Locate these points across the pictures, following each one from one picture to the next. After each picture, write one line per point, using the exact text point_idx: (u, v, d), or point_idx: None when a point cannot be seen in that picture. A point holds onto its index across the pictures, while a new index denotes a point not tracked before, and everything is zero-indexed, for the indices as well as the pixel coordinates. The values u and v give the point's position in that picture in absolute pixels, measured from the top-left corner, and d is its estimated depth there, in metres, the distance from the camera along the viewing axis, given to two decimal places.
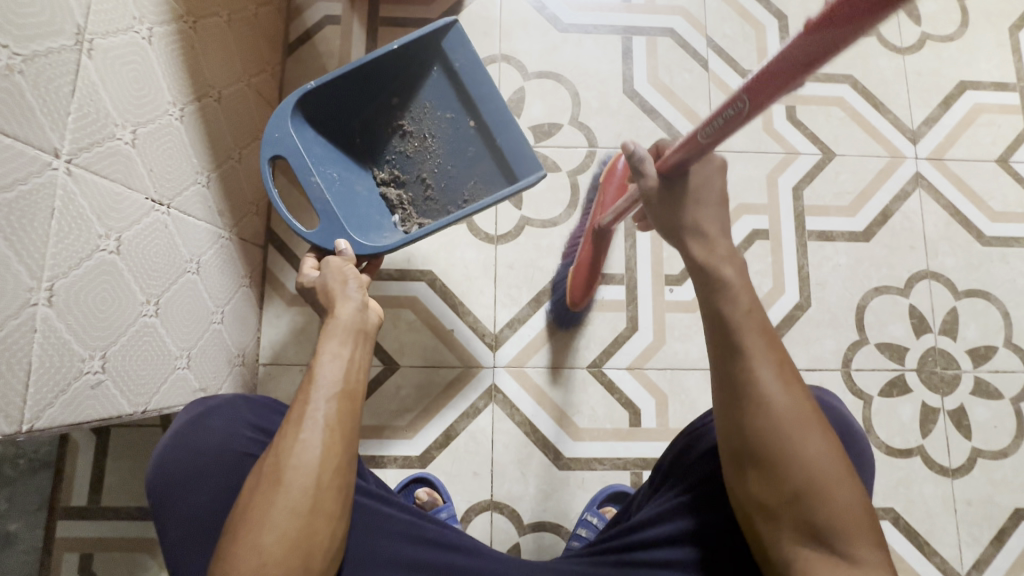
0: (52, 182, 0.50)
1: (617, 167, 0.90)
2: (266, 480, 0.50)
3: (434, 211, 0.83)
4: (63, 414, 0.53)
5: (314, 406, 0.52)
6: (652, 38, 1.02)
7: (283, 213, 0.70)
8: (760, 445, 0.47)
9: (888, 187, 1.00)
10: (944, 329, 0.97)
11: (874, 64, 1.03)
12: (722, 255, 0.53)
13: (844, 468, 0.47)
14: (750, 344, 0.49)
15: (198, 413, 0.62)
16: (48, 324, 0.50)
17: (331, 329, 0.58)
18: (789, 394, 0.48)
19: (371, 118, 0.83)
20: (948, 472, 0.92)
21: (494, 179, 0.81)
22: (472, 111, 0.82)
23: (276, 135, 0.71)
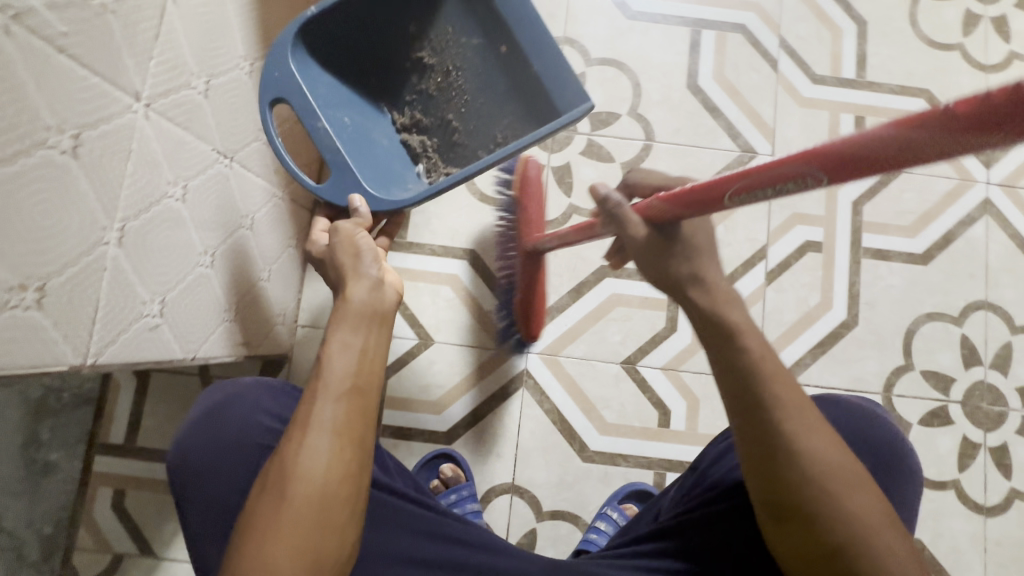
0: (132, 125, 0.51)
1: (527, 175, 0.86)
2: (271, 487, 0.47)
3: (462, 156, 0.75)
4: (122, 352, 0.54)
5: (320, 408, 0.48)
6: (722, 33, 0.99)
7: (289, 166, 0.63)
8: (800, 497, 0.46)
9: (953, 210, 0.96)
10: (995, 363, 0.93)
11: (954, 81, 0.99)
12: (725, 299, 0.50)
13: (889, 516, 0.46)
14: (779, 393, 0.47)
15: (218, 400, 0.63)
16: (117, 264, 0.51)
17: (342, 313, 0.54)
18: (824, 445, 0.47)
19: (387, 51, 0.75)
20: (982, 509, 0.90)
21: (526, 121, 0.72)
22: (500, 36, 0.71)
23: (276, 75, 0.65)
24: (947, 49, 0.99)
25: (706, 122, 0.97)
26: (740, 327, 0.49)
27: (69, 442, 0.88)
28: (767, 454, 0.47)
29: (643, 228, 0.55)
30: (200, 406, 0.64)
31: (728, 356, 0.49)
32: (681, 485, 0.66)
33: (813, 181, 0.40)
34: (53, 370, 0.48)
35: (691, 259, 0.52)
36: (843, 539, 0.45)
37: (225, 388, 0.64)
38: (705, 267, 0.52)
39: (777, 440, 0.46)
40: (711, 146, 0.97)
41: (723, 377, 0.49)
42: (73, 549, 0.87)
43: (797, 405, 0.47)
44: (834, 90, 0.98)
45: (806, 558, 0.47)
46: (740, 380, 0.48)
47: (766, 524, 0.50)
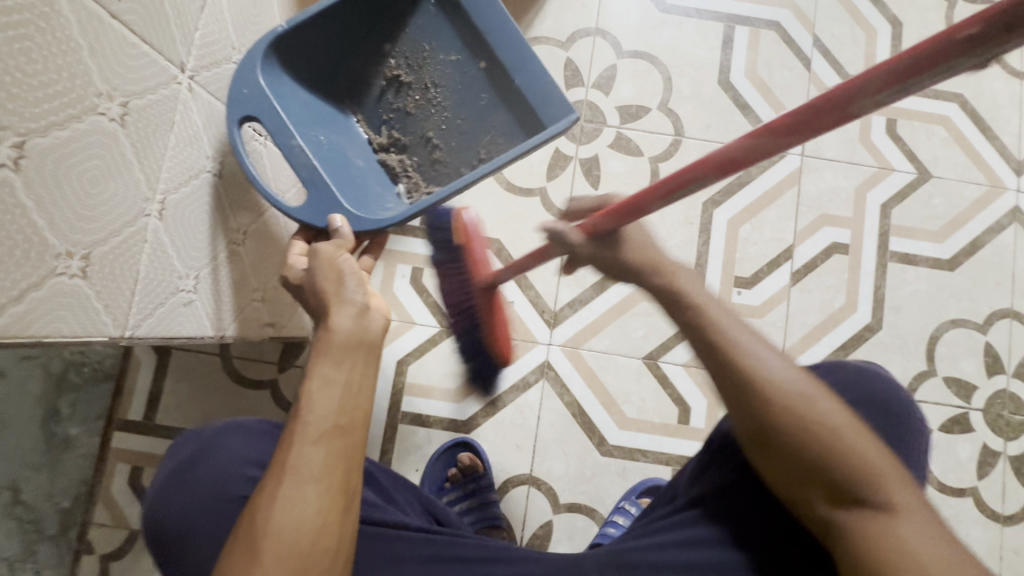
0: (176, 96, 0.50)
1: (468, 227, 0.77)
2: (242, 545, 0.44)
3: (443, 174, 0.73)
4: (158, 327, 0.54)
5: (297, 454, 0.46)
6: (756, 29, 0.98)
7: (263, 186, 0.58)
8: (764, 419, 0.50)
9: (983, 217, 0.95)
10: (1018, 372, 0.93)
11: (988, 86, 0.98)
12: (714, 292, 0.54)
13: (852, 419, 0.49)
14: (736, 326, 0.52)
15: (192, 453, 0.59)
16: (157, 236, 0.51)
17: (324, 346, 0.50)
18: (783, 365, 0.51)
19: (362, 67, 0.72)
20: (999, 518, 0.89)
21: (510, 135, 0.70)
22: (482, 50, 0.70)
23: (246, 91, 0.58)
24: None
25: (736, 119, 0.96)
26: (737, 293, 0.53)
27: (89, 418, 0.87)
28: (731, 391, 0.51)
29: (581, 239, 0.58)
30: (169, 465, 0.60)
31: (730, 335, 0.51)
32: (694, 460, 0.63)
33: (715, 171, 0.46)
34: (93, 342, 0.47)
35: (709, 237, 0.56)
36: (815, 448, 0.48)
37: (202, 433, 0.61)
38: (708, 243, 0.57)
39: (737, 371, 0.50)
40: None
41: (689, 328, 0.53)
42: (88, 524, 0.86)
43: (745, 329, 0.52)
44: None
45: (791, 475, 0.50)
46: (718, 325, 0.52)
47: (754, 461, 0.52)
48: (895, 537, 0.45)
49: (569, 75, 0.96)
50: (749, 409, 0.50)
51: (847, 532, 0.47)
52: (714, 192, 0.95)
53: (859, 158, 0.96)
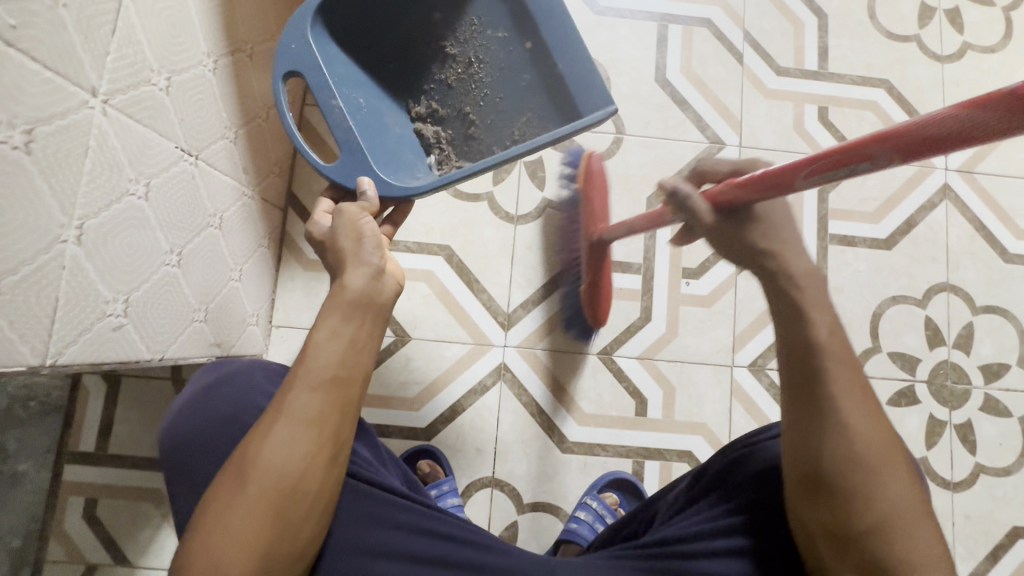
0: (89, 121, 0.50)
1: (591, 171, 0.86)
2: (231, 472, 0.49)
3: (475, 150, 0.75)
4: (84, 352, 0.54)
5: (296, 398, 0.50)
6: (688, 28, 1.01)
7: (299, 143, 0.64)
8: (827, 464, 0.46)
9: (915, 196, 0.99)
10: (958, 343, 0.96)
11: (912, 71, 1.02)
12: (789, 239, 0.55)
13: (922, 507, 0.46)
14: (838, 371, 0.48)
15: (213, 381, 0.63)
16: (76, 262, 0.50)
17: (335, 298, 0.54)
18: (873, 425, 0.47)
19: (409, 36, 0.75)
20: (950, 485, 0.92)
21: (546, 120, 0.72)
22: (528, 30, 0.72)
23: (293, 47, 0.65)
24: (904, 41, 1.02)
25: (675, 114, 0.99)
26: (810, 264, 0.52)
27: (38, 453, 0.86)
28: (809, 431, 0.48)
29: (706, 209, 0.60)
30: (190, 389, 0.63)
31: (802, 360, 0.49)
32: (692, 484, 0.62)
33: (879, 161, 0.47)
34: (11, 371, 0.47)
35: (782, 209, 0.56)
36: (874, 519, 0.45)
37: (228, 365, 0.65)
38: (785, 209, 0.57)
39: (822, 413, 0.47)
40: (680, 138, 0.98)
41: (789, 357, 0.50)
42: (42, 561, 0.85)
43: (849, 381, 0.48)
44: (797, 82, 1.01)
45: (831, 535, 0.47)
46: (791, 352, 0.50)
47: (790, 496, 0.49)
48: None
49: None
50: (819, 450, 0.47)
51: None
52: (657, 187, 0.97)
53: (794, 147, 0.99)
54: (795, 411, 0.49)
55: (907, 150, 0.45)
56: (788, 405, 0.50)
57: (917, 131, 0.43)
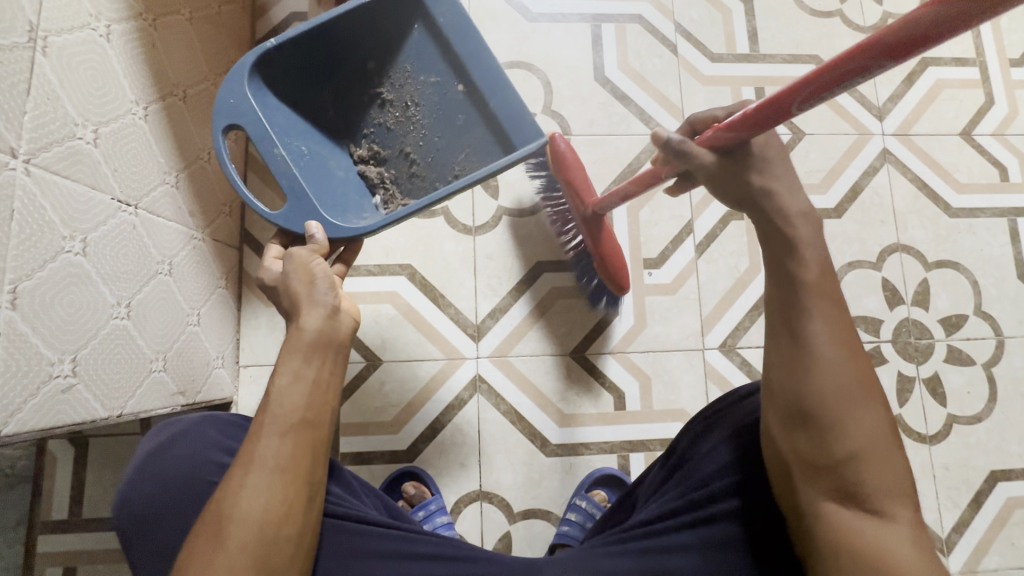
0: (11, 182, 0.49)
1: (562, 153, 0.83)
2: (207, 528, 0.48)
3: (419, 188, 0.75)
4: (33, 419, 0.52)
5: (266, 444, 0.50)
6: (621, 25, 1.03)
7: (243, 192, 0.63)
8: (805, 398, 0.48)
9: (857, 163, 1.02)
10: (917, 300, 0.99)
11: (839, 44, 1.06)
12: (792, 218, 0.52)
13: (893, 434, 0.48)
14: (820, 313, 0.49)
15: (162, 442, 0.61)
16: (13, 326, 0.49)
17: (292, 343, 0.53)
18: (852, 360, 0.49)
19: (344, 85, 0.75)
20: (926, 439, 0.95)
21: (488, 151, 0.71)
22: (460, 72, 0.72)
23: (232, 101, 0.64)
24: (828, 17, 1.06)
25: (618, 110, 1.01)
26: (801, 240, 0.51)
27: (8, 527, 0.83)
28: (791, 371, 0.49)
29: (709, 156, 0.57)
30: (145, 448, 0.61)
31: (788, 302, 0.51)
32: (663, 464, 0.65)
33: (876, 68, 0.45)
34: None
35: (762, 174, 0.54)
36: (851, 448, 0.47)
37: (180, 423, 0.63)
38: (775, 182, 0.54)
39: (804, 352, 0.49)
40: (625, 133, 1.00)
41: (780, 296, 0.51)
42: None
43: (830, 321, 0.49)
44: (732, 66, 1.03)
45: (809, 465, 0.48)
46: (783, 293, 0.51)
47: (773, 431, 0.51)
48: (878, 541, 0.46)
49: None
50: (799, 385, 0.48)
51: (829, 522, 0.48)
52: (609, 183, 0.98)
53: None
54: (777, 349, 0.51)
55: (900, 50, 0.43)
56: (771, 342, 0.52)
57: (904, 28, 0.42)
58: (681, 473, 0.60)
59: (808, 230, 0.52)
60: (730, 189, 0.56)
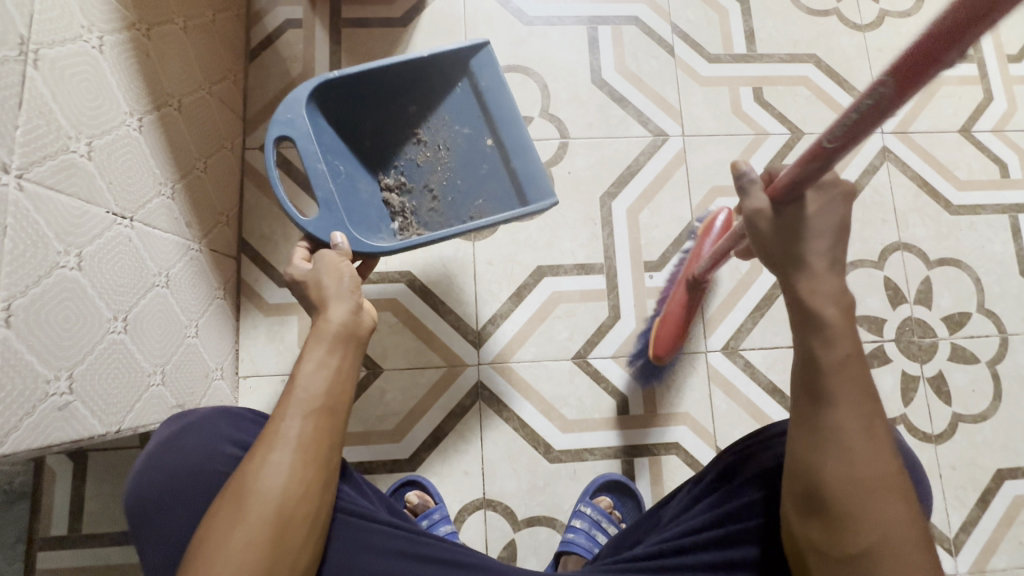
0: (3, 199, 0.48)
1: (716, 223, 0.89)
2: (228, 503, 0.48)
3: (436, 222, 0.85)
4: (29, 438, 0.52)
5: (289, 423, 0.51)
6: (617, 26, 1.02)
7: (280, 196, 0.67)
8: (818, 480, 0.45)
9: (856, 162, 1.02)
10: (919, 298, 0.98)
11: (837, 43, 1.05)
12: (828, 291, 0.48)
13: (921, 535, 0.44)
14: (843, 397, 0.46)
15: (172, 432, 0.60)
16: (7, 345, 0.48)
17: (320, 333, 0.58)
18: (875, 450, 0.45)
19: (384, 122, 0.84)
20: (931, 438, 0.94)
21: (502, 199, 0.82)
22: (492, 129, 0.83)
23: (288, 116, 0.71)
24: (825, 15, 1.06)
25: (616, 113, 1.00)
26: (834, 325, 0.47)
27: None
28: (805, 453, 0.46)
29: (763, 205, 0.51)
30: (153, 440, 0.60)
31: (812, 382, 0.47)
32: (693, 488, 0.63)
33: (889, 88, 0.40)
34: None
35: (805, 241, 0.49)
36: (869, 545, 0.43)
37: (194, 414, 0.62)
38: (814, 250, 0.49)
39: (821, 436, 0.46)
40: (624, 135, 1.00)
41: (801, 375, 0.48)
42: None
43: (853, 407, 0.45)
44: (729, 66, 1.03)
45: (822, 551, 0.45)
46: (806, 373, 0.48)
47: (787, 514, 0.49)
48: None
49: None
50: (812, 466, 0.46)
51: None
52: (608, 186, 0.98)
53: (736, 129, 1.01)
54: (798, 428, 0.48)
55: (919, 62, 0.38)
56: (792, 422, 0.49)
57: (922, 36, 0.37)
58: (711, 501, 0.59)
59: (835, 299, 0.48)
60: (772, 257, 0.51)
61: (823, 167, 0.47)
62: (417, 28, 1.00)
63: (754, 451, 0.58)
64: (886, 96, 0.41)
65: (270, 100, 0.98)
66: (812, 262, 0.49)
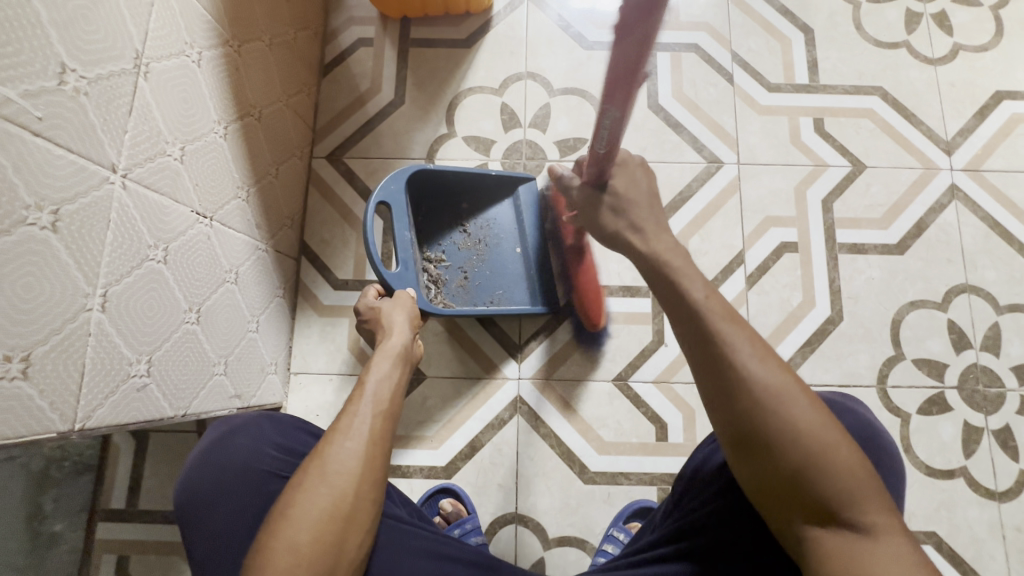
0: (110, 196, 0.53)
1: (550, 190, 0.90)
2: (311, 475, 0.51)
3: (461, 298, 0.89)
4: (111, 415, 0.56)
5: (360, 419, 0.56)
6: (677, 53, 1.03)
7: (371, 246, 0.73)
8: (736, 416, 0.44)
9: (922, 199, 0.98)
10: (986, 345, 0.93)
11: (905, 76, 1.02)
12: (664, 247, 0.56)
13: (838, 431, 0.43)
14: (723, 327, 0.46)
15: (220, 434, 0.62)
16: (101, 328, 0.53)
17: (383, 352, 0.65)
18: (765, 367, 0.44)
19: (439, 210, 0.92)
20: (994, 495, 0.88)
21: (519, 297, 0.90)
22: (523, 240, 0.91)
23: (393, 188, 0.80)
24: (894, 48, 1.03)
25: (670, 138, 1.01)
26: (679, 269, 0.52)
27: (72, 511, 0.88)
28: (715, 397, 0.45)
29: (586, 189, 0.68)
30: (203, 439, 0.63)
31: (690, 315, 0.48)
32: (675, 486, 0.62)
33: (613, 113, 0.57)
34: (43, 439, 0.49)
35: (626, 212, 0.62)
36: (802, 462, 0.42)
37: (238, 416, 0.64)
38: (639, 215, 0.61)
39: (722, 376, 0.44)
40: (678, 160, 1.00)
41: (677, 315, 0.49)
42: None
43: (735, 336, 0.45)
44: (791, 96, 1.02)
45: (769, 484, 0.44)
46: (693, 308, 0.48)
47: (731, 464, 0.46)
48: (867, 556, 0.40)
49: (507, 119, 1.02)
50: (728, 404, 0.44)
51: (815, 549, 0.42)
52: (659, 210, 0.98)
53: (794, 159, 1.00)
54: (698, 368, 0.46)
55: (616, 84, 0.54)
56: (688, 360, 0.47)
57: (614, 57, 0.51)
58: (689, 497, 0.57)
59: (675, 251, 0.55)
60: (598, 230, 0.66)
61: (607, 165, 0.64)
62: (480, 49, 1.04)
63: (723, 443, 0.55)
64: (612, 118, 0.58)
65: (338, 113, 1.04)
66: (642, 225, 0.60)
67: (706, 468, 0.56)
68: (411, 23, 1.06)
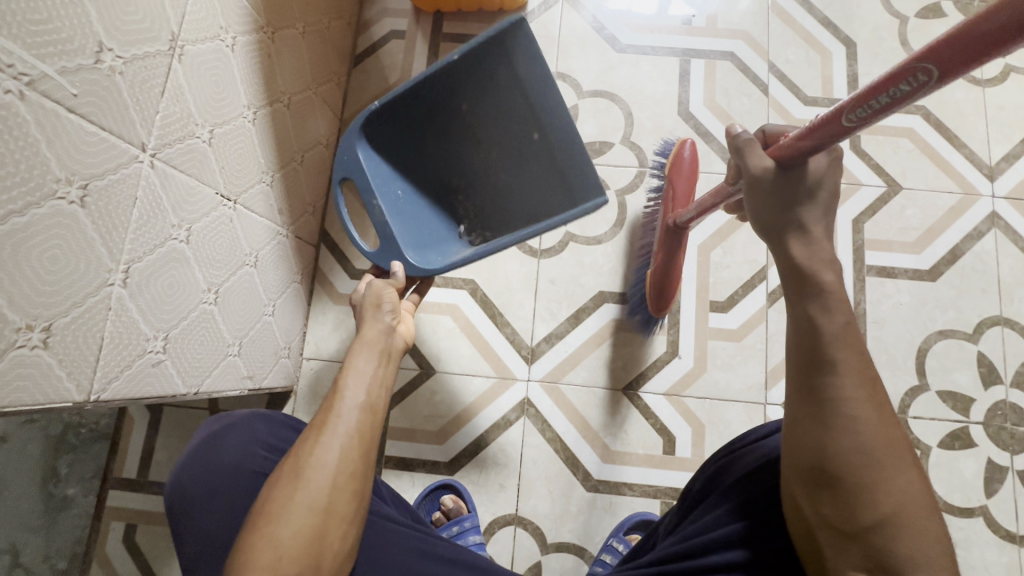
0: (137, 174, 0.54)
1: (683, 159, 0.88)
2: (286, 474, 0.52)
3: (499, 222, 0.83)
4: (126, 388, 0.57)
5: (338, 415, 0.55)
6: (711, 61, 1.01)
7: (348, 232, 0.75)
8: (833, 460, 0.42)
9: (959, 225, 0.94)
10: (1017, 381, 0.89)
11: (950, 96, 0.99)
12: (824, 258, 0.47)
13: (926, 501, 0.41)
14: (845, 363, 0.44)
15: (212, 433, 0.63)
16: (121, 303, 0.54)
17: (360, 345, 0.63)
18: (877, 424, 0.42)
19: (442, 125, 0.83)
20: (1016, 538, 0.84)
21: (553, 199, 0.78)
22: (534, 122, 0.78)
23: (346, 159, 0.77)
24: None
25: (699, 147, 0.99)
26: (832, 291, 0.46)
27: (85, 478, 0.91)
28: (808, 429, 0.43)
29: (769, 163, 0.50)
30: (200, 434, 0.64)
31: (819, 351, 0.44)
32: (681, 504, 0.61)
33: (927, 75, 0.40)
34: (58, 407, 0.50)
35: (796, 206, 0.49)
36: (879, 515, 0.41)
37: (230, 415, 0.65)
38: (811, 216, 0.49)
39: (830, 415, 0.43)
40: (705, 170, 0.98)
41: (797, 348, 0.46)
42: None
43: (862, 377, 0.43)
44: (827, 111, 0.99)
45: (833, 531, 0.42)
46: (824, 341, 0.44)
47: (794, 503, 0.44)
48: None
49: None
50: (829, 444, 0.42)
51: None
52: None
53: None
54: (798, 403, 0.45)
55: (974, 53, 0.37)
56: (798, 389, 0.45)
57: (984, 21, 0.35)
58: (698, 514, 0.55)
59: (831, 264, 0.47)
60: (762, 222, 0.51)
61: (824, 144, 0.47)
62: None
63: (732, 461, 0.55)
64: (918, 85, 0.41)
65: (366, 103, 1.04)
66: (810, 227, 0.48)
67: (715, 485, 0.56)
68: (444, 17, 1.06)
